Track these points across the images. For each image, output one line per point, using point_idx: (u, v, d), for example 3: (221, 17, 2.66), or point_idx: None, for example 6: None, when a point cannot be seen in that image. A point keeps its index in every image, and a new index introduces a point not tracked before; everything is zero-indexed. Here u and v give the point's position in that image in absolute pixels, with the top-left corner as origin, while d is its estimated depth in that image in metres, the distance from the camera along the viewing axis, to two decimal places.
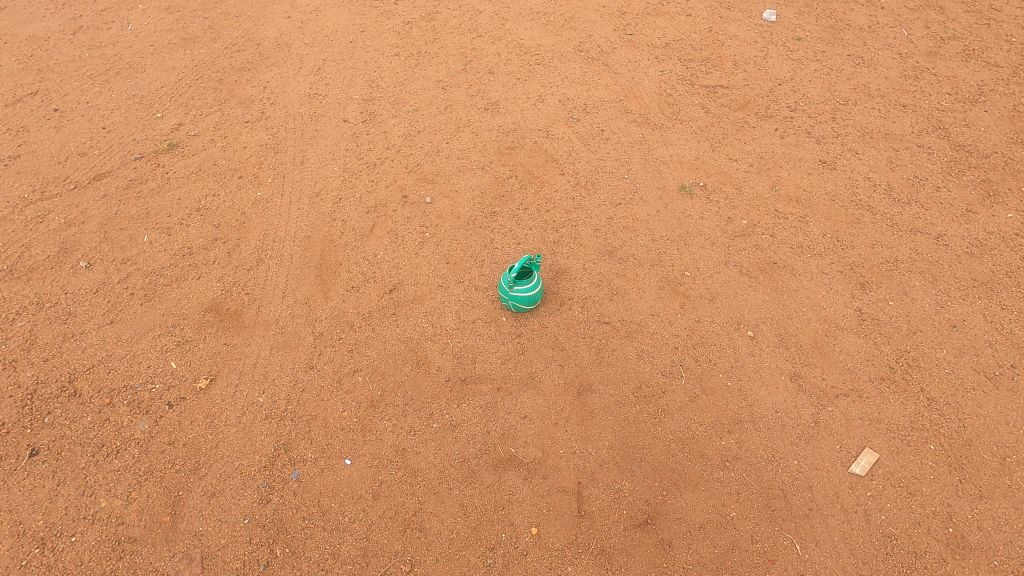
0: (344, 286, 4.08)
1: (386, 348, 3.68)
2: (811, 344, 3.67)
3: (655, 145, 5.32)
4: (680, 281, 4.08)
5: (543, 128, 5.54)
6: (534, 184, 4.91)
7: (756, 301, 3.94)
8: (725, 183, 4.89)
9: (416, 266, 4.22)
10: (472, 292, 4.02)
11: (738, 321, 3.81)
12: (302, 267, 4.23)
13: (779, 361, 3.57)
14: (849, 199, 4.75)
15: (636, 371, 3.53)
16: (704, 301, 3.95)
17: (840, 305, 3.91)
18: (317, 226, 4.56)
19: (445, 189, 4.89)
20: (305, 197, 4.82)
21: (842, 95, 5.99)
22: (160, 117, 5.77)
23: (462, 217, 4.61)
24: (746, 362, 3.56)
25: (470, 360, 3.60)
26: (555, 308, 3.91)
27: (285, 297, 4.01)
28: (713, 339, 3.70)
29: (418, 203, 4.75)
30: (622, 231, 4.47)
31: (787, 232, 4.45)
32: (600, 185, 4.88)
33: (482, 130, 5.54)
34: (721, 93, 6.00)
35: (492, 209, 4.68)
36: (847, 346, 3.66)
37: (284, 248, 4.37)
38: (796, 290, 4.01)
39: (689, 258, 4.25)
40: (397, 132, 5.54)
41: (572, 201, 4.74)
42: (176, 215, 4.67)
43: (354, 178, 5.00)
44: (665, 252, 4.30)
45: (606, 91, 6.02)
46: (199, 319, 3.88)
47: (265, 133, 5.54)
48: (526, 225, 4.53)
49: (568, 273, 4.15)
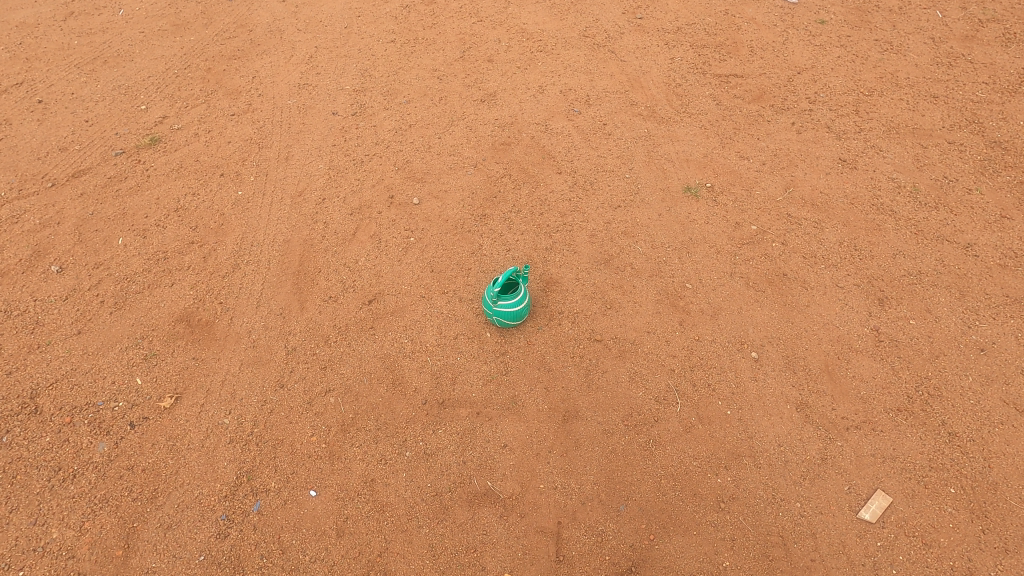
0: (321, 295, 3.86)
1: (362, 366, 3.46)
2: (820, 369, 3.36)
3: (661, 141, 4.96)
4: (680, 294, 3.78)
5: (542, 122, 5.21)
6: (529, 184, 4.61)
7: (763, 318, 3.63)
8: (735, 184, 4.54)
9: (398, 274, 3.97)
10: (455, 304, 3.77)
11: (742, 341, 3.51)
12: (280, 273, 4.01)
13: (785, 387, 3.28)
14: (870, 202, 4.37)
15: (627, 397, 3.26)
16: (706, 316, 3.65)
17: (855, 323, 3.59)
18: (297, 229, 4.33)
19: (435, 188, 4.62)
20: (286, 196, 4.58)
21: (867, 85, 5.54)
22: (144, 110, 5.55)
23: (450, 221, 4.35)
24: (748, 388, 3.28)
25: (450, 381, 3.37)
26: (543, 323, 3.64)
27: (259, 307, 3.81)
28: (714, 361, 3.41)
29: (404, 205, 4.48)
30: (620, 238, 4.17)
31: (800, 240, 4.10)
32: (599, 185, 4.56)
33: (478, 124, 5.23)
34: (734, 82, 5.59)
35: (483, 211, 4.41)
36: (861, 370, 3.35)
37: (262, 253, 4.16)
38: (807, 306, 3.68)
39: (692, 268, 3.94)
40: (387, 126, 5.25)
41: (568, 203, 4.43)
42: (153, 216, 4.47)
43: (339, 175, 4.75)
44: (666, 261, 3.99)
45: (611, 81, 5.64)
46: (168, 330, 3.70)
47: (250, 127, 5.30)
48: (517, 230, 4.25)
49: (560, 283, 3.88)
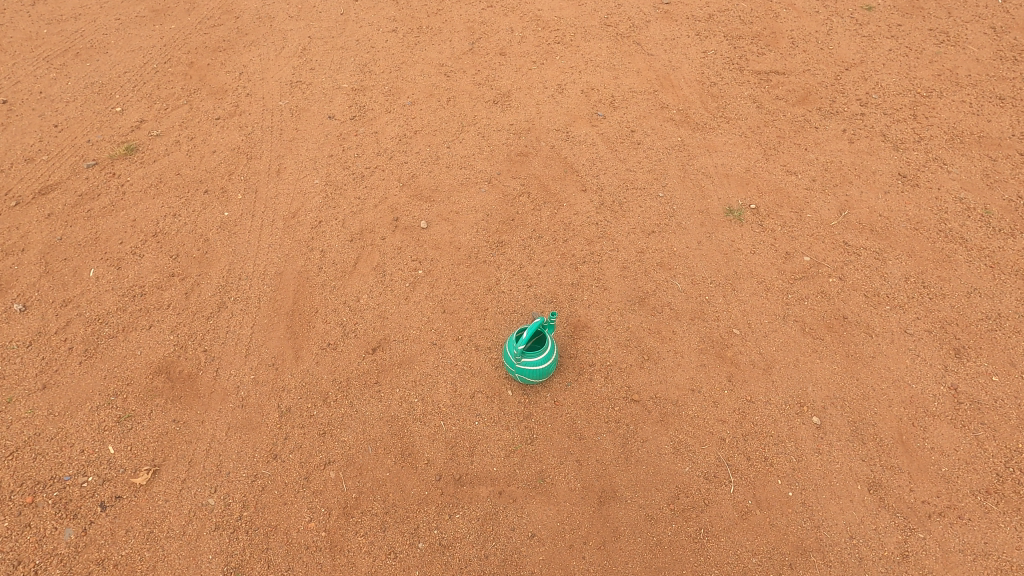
0: (319, 342, 3.40)
1: (366, 432, 3.03)
2: (893, 438, 2.93)
3: (697, 152, 4.43)
4: (727, 343, 3.32)
5: (562, 128, 4.67)
6: (550, 204, 4.11)
7: (823, 373, 3.18)
8: (782, 205, 4.03)
9: (405, 316, 3.51)
10: (471, 354, 3.32)
11: (801, 402, 3.07)
12: (271, 314, 3.55)
13: (853, 462, 2.85)
14: (937, 228, 3.87)
15: (671, 474, 2.84)
16: (758, 371, 3.20)
17: (929, 380, 3.14)
18: (291, 259, 3.85)
19: (445, 209, 4.11)
20: (278, 219, 4.09)
21: (924, 83, 4.96)
22: (120, 112, 5.00)
23: (463, 249, 3.86)
24: (811, 463, 2.85)
25: (467, 452, 2.94)
26: (572, 379, 3.20)
27: (248, 356, 3.36)
28: (769, 428, 2.98)
29: (411, 229, 3.99)
30: (655, 271, 3.69)
31: (859, 275, 3.62)
32: (630, 206, 4.06)
33: (490, 131, 4.69)
34: (775, 81, 5.02)
35: (499, 237, 3.92)
36: (941, 440, 2.91)
37: (251, 289, 3.69)
38: (873, 358, 3.23)
39: (739, 309, 3.47)
40: (390, 133, 4.71)
41: (595, 228, 3.94)
42: (128, 242, 3.98)
43: (337, 193, 4.24)
44: (709, 300, 3.52)
45: (638, 79, 5.08)
46: (145, 385, 3.26)
47: (238, 133, 4.77)
48: (538, 261, 3.77)
49: (590, 328, 3.42)
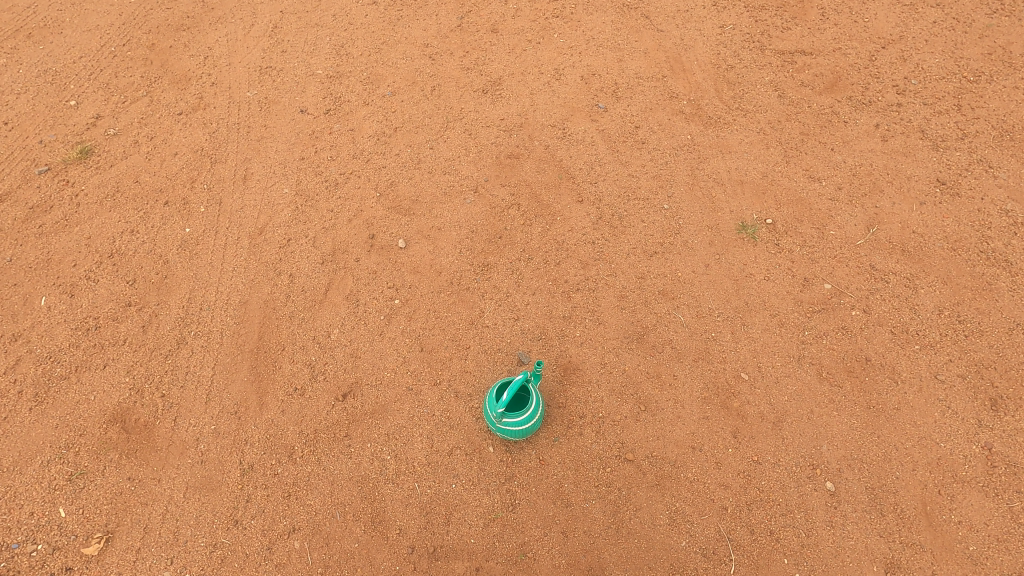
0: (285, 387, 3.12)
1: (334, 495, 2.79)
2: (915, 510, 2.63)
3: (709, 153, 3.95)
4: (733, 390, 2.99)
5: (558, 124, 4.18)
6: (542, 218, 3.69)
7: (840, 428, 2.86)
8: (802, 219, 3.59)
9: (379, 355, 3.20)
10: (450, 402, 3.02)
11: (814, 465, 2.76)
12: (234, 352, 3.26)
13: (869, 538, 2.57)
14: (978, 247, 3.43)
15: (665, 550, 2.59)
16: (767, 425, 2.88)
17: (961, 438, 2.80)
18: (257, 285, 3.51)
19: (425, 223, 3.72)
20: (243, 237, 3.73)
21: (971, 65, 4.36)
22: (75, 106, 4.56)
23: (444, 273, 3.49)
24: (822, 539, 2.58)
25: (443, 520, 2.70)
26: (559, 433, 2.90)
27: (209, 403, 3.09)
28: (777, 496, 2.69)
29: (387, 248, 3.62)
30: (656, 301, 3.32)
31: (887, 307, 3.23)
32: (631, 221, 3.63)
33: (478, 127, 4.21)
34: (801, 62, 4.44)
35: (484, 259, 3.54)
36: (970, 513, 2.61)
37: (213, 321, 3.38)
38: (897, 411, 2.89)
39: (749, 349, 3.12)
40: (367, 130, 4.25)
41: (592, 248, 3.54)
42: (82, 265, 3.66)
43: (308, 205, 3.86)
44: (715, 337, 3.17)
45: (645, 62, 4.52)
46: (99, 436, 3.02)
47: (201, 132, 4.34)
48: (527, 288, 3.41)
49: (581, 371, 3.09)
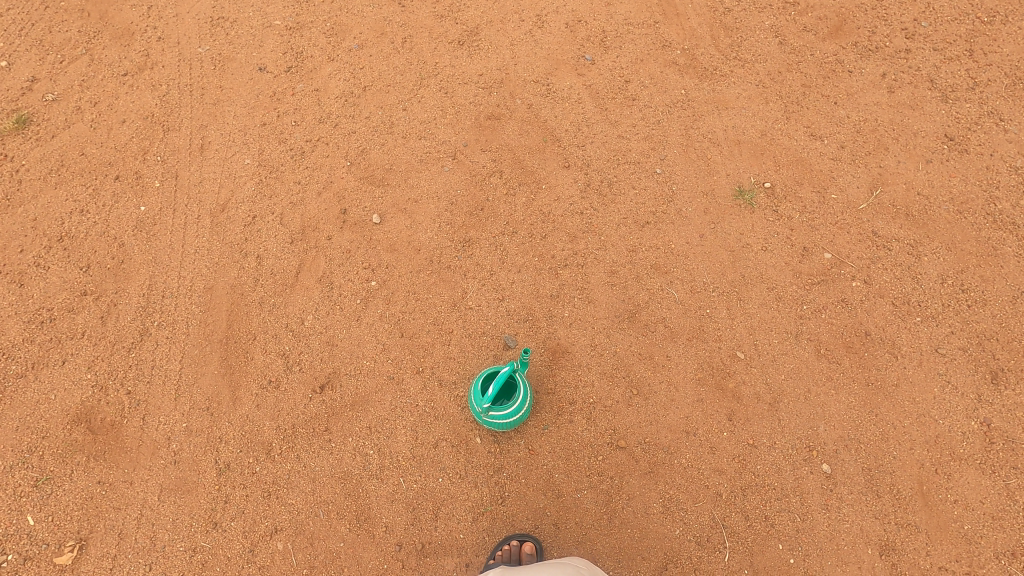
0: (259, 379, 2.95)
1: (317, 492, 2.69)
2: (912, 490, 2.58)
3: (704, 109, 3.66)
4: (728, 370, 2.88)
5: (541, 79, 3.85)
6: (526, 186, 3.43)
7: (838, 408, 2.77)
8: (803, 182, 3.38)
9: (357, 342, 3.02)
10: (433, 391, 2.88)
11: (810, 447, 2.69)
12: (202, 343, 3.06)
13: (865, 520, 2.53)
14: (986, 210, 3.26)
15: (658, 539, 2.54)
16: (763, 406, 2.79)
17: (960, 414, 2.73)
18: (222, 268, 3.27)
19: (400, 195, 3.45)
20: (204, 215, 3.45)
21: (986, 3, 4.04)
22: (6, 67, 4.10)
23: (423, 250, 3.27)
24: (818, 523, 2.54)
25: (430, 516, 2.62)
26: (549, 421, 2.79)
27: (178, 399, 2.93)
28: (772, 480, 2.63)
29: (361, 224, 3.36)
30: (649, 276, 3.14)
31: (888, 277, 3.08)
32: (621, 189, 3.40)
33: (455, 84, 3.86)
34: (805, 3, 4.08)
35: (466, 233, 3.30)
36: (967, 491, 2.57)
37: (177, 310, 3.16)
38: (896, 387, 2.80)
39: (745, 326, 2.98)
40: (333, 90, 3.88)
41: (580, 219, 3.31)
42: (30, 250, 3.38)
43: (273, 177, 3.55)
44: (710, 314, 3.02)
45: (635, 5, 4.13)
46: (63, 438, 2.85)
47: (150, 95, 3.94)
48: (512, 264, 3.20)
49: (570, 354, 2.94)
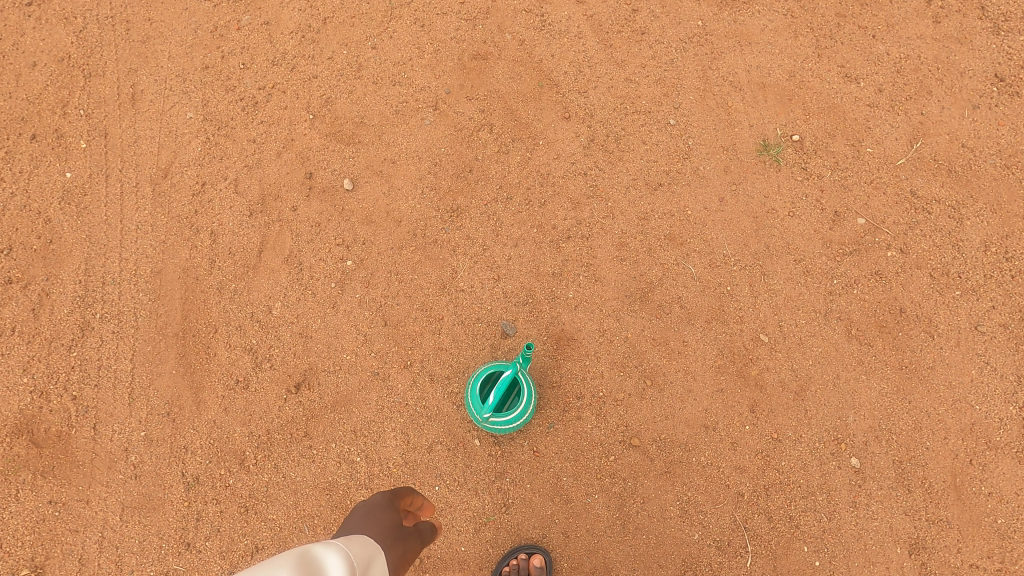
0: (224, 379, 2.60)
1: (300, 505, 2.44)
2: (945, 483, 2.41)
3: (725, 44, 3.13)
4: (751, 356, 2.60)
5: (534, 6, 3.23)
6: (521, 142, 2.96)
7: (869, 395, 2.54)
8: (835, 134, 2.96)
9: (334, 333, 2.66)
10: (424, 388, 2.57)
11: (838, 439, 2.48)
12: (155, 339, 2.66)
13: (895, 517, 2.38)
14: None
15: (676, 545, 2.36)
16: (788, 396, 2.54)
17: (997, 399, 2.53)
18: (170, 248, 2.81)
19: (374, 155, 2.95)
20: (144, 183, 2.93)
21: None
22: None
23: (404, 222, 2.83)
24: (845, 522, 2.37)
25: None
26: (555, 419, 2.51)
27: (133, 405, 2.57)
28: (798, 477, 2.43)
29: (330, 191, 2.89)
30: (662, 248, 2.77)
31: (927, 244, 2.76)
32: (629, 144, 2.95)
33: (434, 14, 3.20)
34: None
35: (452, 201, 2.86)
36: (1002, 483, 2.41)
37: (122, 299, 2.73)
38: (932, 371, 2.57)
39: (770, 304, 2.67)
40: (286, 22, 3.19)
41: (583, 181, 2.88)
42: None
43: (221, 134, 3.00)
44: (731, 292, 2.70)
45: None
46: (4, 453, 2.51)
47: (61, 29, 3.20)
48: (507, 237, 2.79)
49: (577, 342, 2.62)
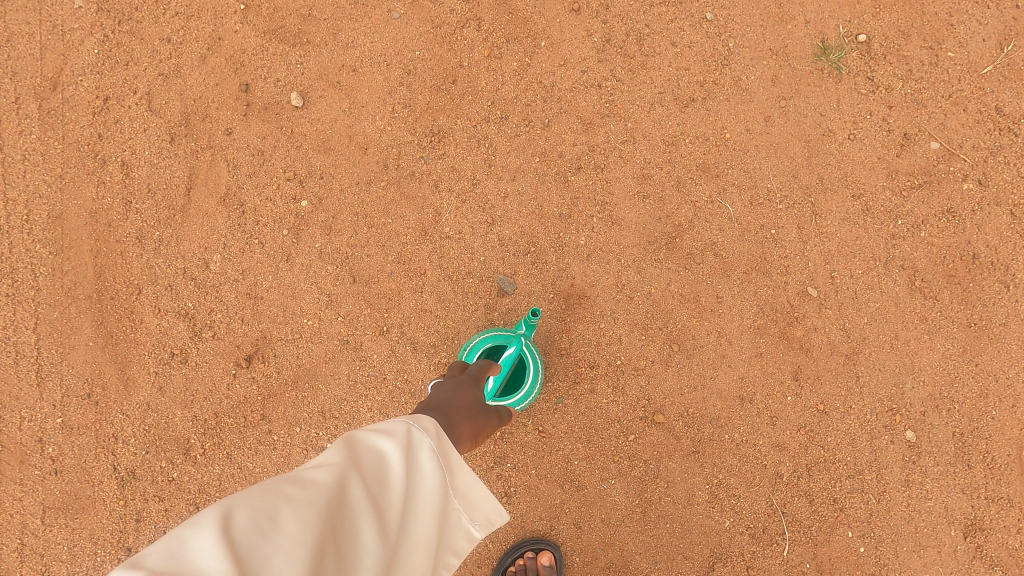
0: (156, 352, 2.10)
1: None
2: (1009, 457, 2.11)
3: None
4: (796, 314, 2.17)
5: None
6: (517, 41, 2.28)
7: (930, 359, 2.16)
8: (913, 32, 2.32)
9: (289, 293, 2.15)
10: (406, 358, 2.13)
11: (892, 410, 2.13)
12: (62, 303, 2.12)
13: (952, 497, 2.08)
14: None
15: (704, 533, 2.06)
16: (837, 360, 2.15)
17: None
18: (70, 185, 2.19)
19: (325, 58, 2.27)
20: (23, 96, 2.22)
21: None
22: None
23: (372, 149, 2.24)
24: (895, 504, 2.08)
25: None
26: (564, 393, 2.10)
27: (44, 386, 2.07)
28: (844, 455, 2.10)
29: (273, 109, 2.25)
30: (693, 182, 2.25)
31: (1012, 174, 2.27)
32: (656, 45, 2.29)
33: None
34: None
35: (432, 121, 2.25)
36: None
37: (13, 253, 2.14)
38: (1004, 328, 2.18)
39: (821, 251, 2.21)
40: None
41: (597, 95, 2.28)
42: None
43: (119, 28, 2.25)
44: (775, 236, 2.22)
45: None
46: None
47: None
48: (501, 169, 2.23)
49: (589, 300, 2.16)
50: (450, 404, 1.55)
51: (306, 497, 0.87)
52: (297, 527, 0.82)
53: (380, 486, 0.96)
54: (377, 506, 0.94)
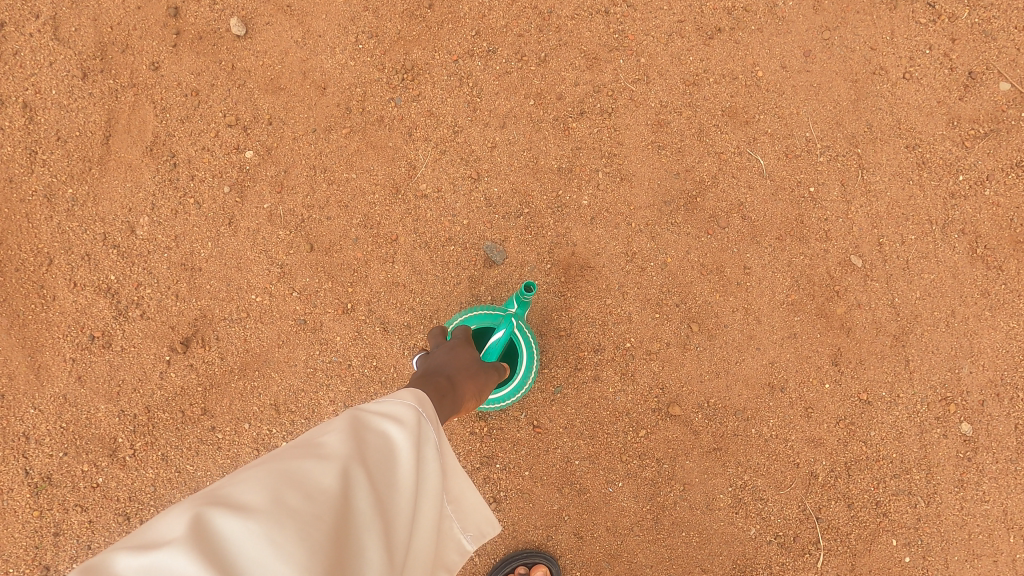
0: (73, 335, 1.74)
1: None
2: None
3: None
4: (837, 287, 1.84)
5: None
6: None
7: (992, 340, 1.84)
8: None
9: (233, 264, 1.78)
10: (375, 341, 1.79)
11: (946, 400, 1.82)
12: None
13: (1011, 499, 1.80)
14: None
15: (725, 542, 1.77)
16: (883, 342, 1.83)
17: None
18: None
19: None
20: None
21: None
22: None
23: (330, 89, 1.84)
24: (946, 507, 1.79)
25: None
26: (562, 382, 1.78)
27: None
28: (889, 452, 1.81)
29: (208, 39, 1.84)
30: (718, 130, 1.88)
31: None
32: None
33: None
34: None
35: (403, 55, 1.85)
36: None
37: None
38: None
39: (867, 213, 1.87)
40: None
41: (603, 23, 1.88)
42: None
43: None
44: (814, 195, 1.87)
45: None
46: None
47: None
48: (488, 114, 1.85)
49: (593, 272, 1.81)
50: (447, 366, 1.35)
51: (309, 510, 0.68)
52: (299, 552, 0.64)
53: (387, 489, 0.78)
54: (386, 515, 0.77)
